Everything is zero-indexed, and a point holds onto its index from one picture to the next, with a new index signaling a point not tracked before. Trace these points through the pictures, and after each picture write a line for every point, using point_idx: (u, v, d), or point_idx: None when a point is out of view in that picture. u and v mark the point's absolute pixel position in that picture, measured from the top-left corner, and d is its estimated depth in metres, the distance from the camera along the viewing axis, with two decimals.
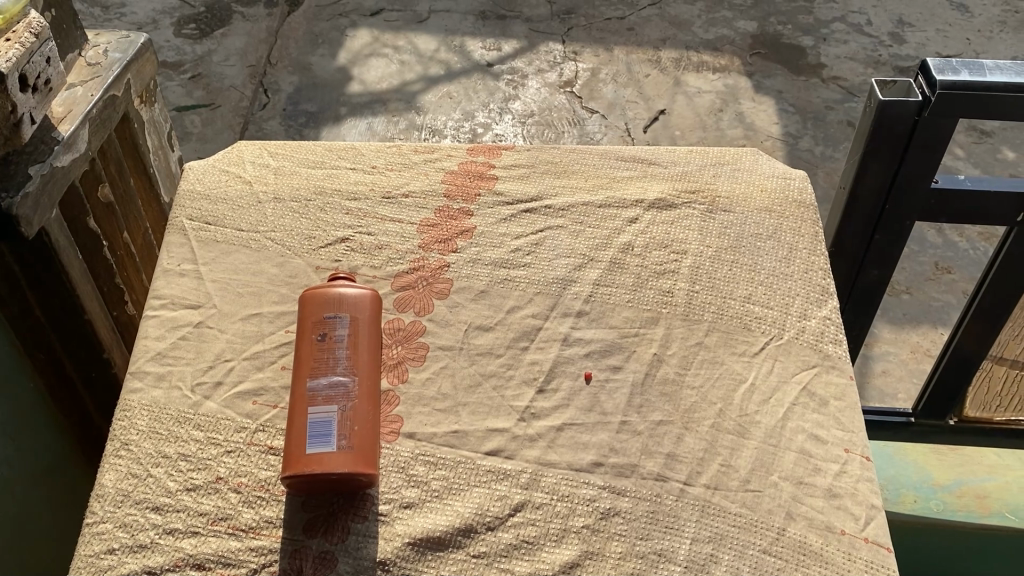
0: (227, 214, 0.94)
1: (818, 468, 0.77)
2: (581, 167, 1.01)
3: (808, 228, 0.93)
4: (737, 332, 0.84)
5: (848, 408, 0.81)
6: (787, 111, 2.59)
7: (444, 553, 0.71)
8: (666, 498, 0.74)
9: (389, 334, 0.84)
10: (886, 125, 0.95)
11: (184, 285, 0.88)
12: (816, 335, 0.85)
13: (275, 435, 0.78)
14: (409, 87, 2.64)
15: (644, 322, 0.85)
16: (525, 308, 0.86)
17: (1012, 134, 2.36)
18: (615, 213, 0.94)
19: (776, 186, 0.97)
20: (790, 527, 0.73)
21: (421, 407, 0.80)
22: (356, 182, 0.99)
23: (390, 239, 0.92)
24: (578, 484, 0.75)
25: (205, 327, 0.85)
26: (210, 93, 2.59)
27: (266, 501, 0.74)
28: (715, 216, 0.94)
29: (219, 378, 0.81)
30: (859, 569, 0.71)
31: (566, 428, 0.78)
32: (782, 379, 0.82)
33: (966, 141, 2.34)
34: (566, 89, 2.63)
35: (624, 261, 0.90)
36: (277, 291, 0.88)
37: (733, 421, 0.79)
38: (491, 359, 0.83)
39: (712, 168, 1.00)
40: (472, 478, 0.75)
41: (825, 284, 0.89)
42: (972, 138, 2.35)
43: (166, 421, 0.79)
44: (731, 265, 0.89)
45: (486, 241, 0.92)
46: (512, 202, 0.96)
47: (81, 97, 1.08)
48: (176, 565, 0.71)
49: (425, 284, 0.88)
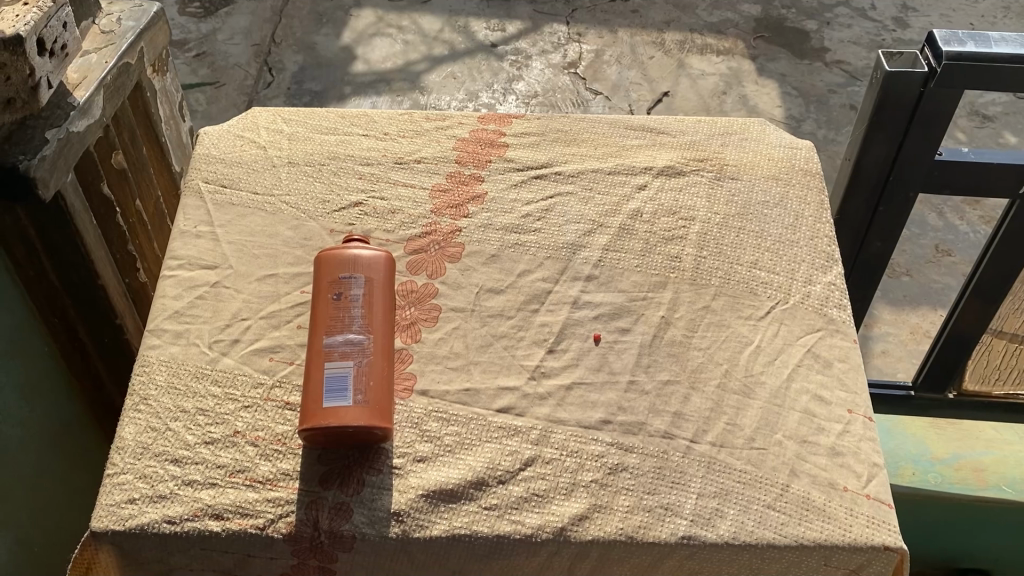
0: (242, 178, 0.96)
1: (822, 427, 0.78)
2: (591, 135, 1.02)
3: (814, 196, 0.95)
4: (743, 297, 0.86)
5: (851, 370, 0.82)
6: (790, 94, 2.60)
7: (456, 505, 0.73)
8: (673, 454, 0.76)
9: (402, 295, 0.86)
10: (891, 96, 0.96)
11: (200, 246, 0.90)
12: (820, 299, 0.86)
13: (291, 391, 0.80)
14: (414, 67, 2.65)
15: (652, 286, 0.87)
16: (535, 272, 0.88)
17: (1014, 118, 2.37)
18: (624, 180, 0.96)
19: (783, 156, 0.99)
20: (794, 484, 0.75)
21: (434, 365, 0.81)
22: (368, 148, 1.00)
23: (403, 204, 0.94)
24: (587, 441, 0.77)
25: (222, 286, 0.87)
26: (215, 72, 2.60)
27: (282, 454, 0.76)
28: (723, 184, 0.95)
29: (236, 336, 0.83)
30: (861, 525, 0.73)
31: (575, 386, 0.80)
32: (787, 341, 0.83)
33: (967, 125, 2.35)
34: (570, 70, 2.64)
35: (632, 227, 0.91)
36: (292, 253, 0.89)
37: (739, 382, 0.81)
38: (502, 321, 0.85)
39: (720, 138, 1.01)
40: (484, 434, 0.77)
41: (830, 251, 0.90)
42: (973, 122, 2.37)
43: (184, 376, 0.81)
44: (738, 231, 0.91)
45: (497, 206, 0.93)
46: (523, 168, 0.97)
47: (96, 64, 1.09)
48: (195, 515, 0.73)
49: (437, 248, 0.90)
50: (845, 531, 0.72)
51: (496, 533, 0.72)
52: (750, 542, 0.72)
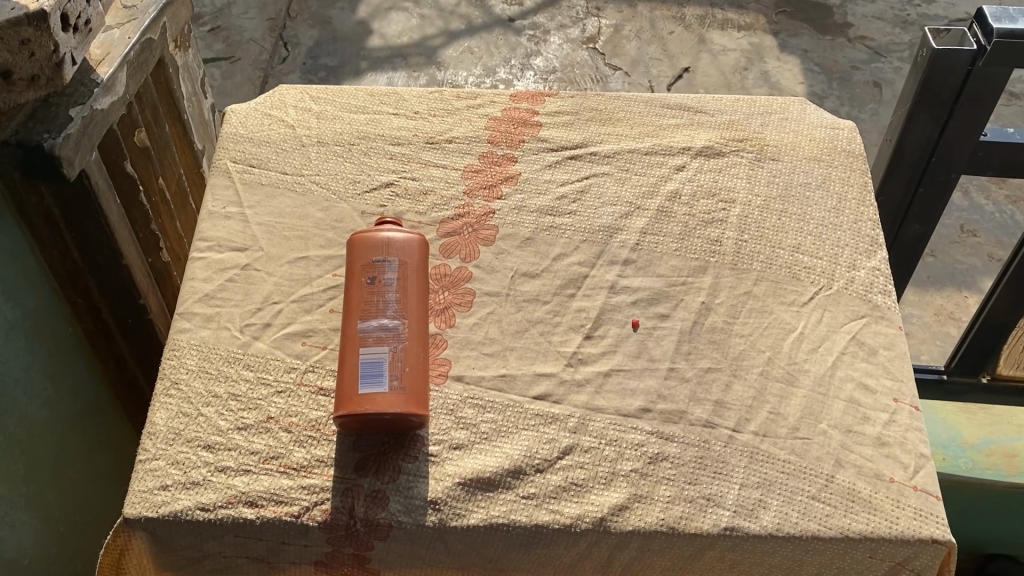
0: (271, 158, 0.94)
1: (867, 417, 0.76)
2: (627, 113, 0.99)
3: (857, 178, 0.92)
4: (786, 282, 0.84)
5: (897, 358, 0.80)
6: (814, 71, 2.55)
7: (493, 493, 0.72)
8: (714, 444, 0.74)
9: (435, 279, 0.84)
10: (937, 75, 0.94)
11: (229, 227, 0.88)
12: (865, 285, 0.84)
13: (325, 376, 0.78)
14: (431, 42, 2.61)
15: (692, 270, 0.85)
16: (571, 255, 0.86)
17: None
18: (661, 161, 0.93)
19: (824, 136, 0.96)
20: (839, 475, 0.73)
21: (469, 350, 0.80)
22: (398, 127, 0.98)
23: (435, 185, 0.92)
24: (626, 429, 0.75)
25: (252, 269, 0.85)
26: (230, 46, 2.57)
27: (317, 440, 0.75)
28: (764, 165, 0.93)
29: (268, 320, 0.82)
30: (908, 517, 0.71)
31: (614, 373, 0.78)
32: (831, 328, 0.81)
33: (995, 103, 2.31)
34: (589, 45, 2.60)
35: (671, 209, 0.89)
36: (323, 235, 0.87)
37: (782, 369, 0.79)
38: (537, 306, 0.83)
39: (759, 117, 0.98)
40: (521, 421, 0.76)
41: (874, 236, 0.87)
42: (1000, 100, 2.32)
43: (215, 361, 0.79)
44: (780, 214, 0.88)
45: (531, 188, 0.91)
46: (557, 148, 0.95)
47: (119, 39, 1.07)
48: (229, 502, 0.72)
49: (470, 231, 0.87)
50: (892, 523, 0.70)
51: (535, 522, 0.71)
52: (795, 534, 0.70)
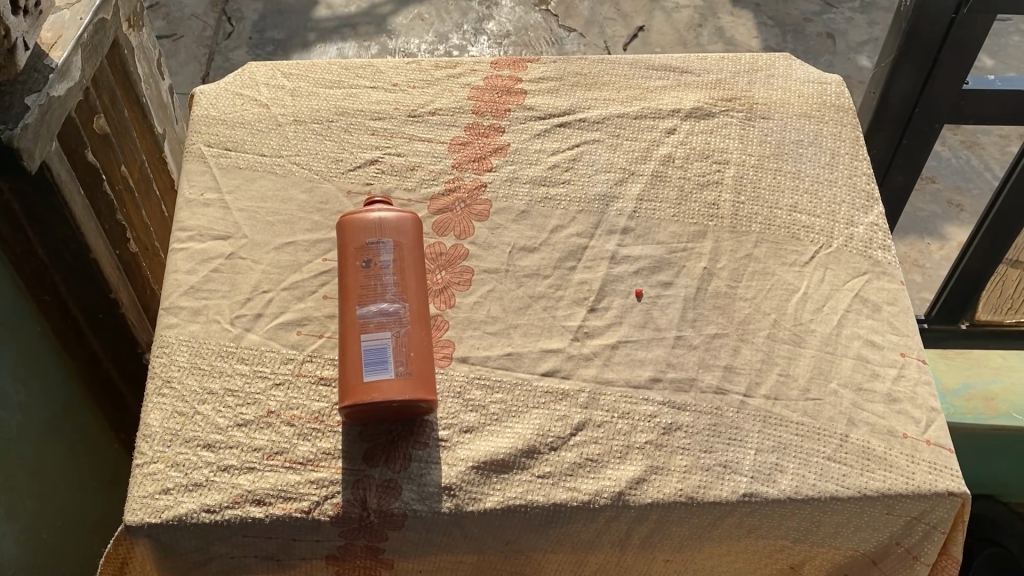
0: (246, 140, 0.88)
1: (876, 373, 0.76)
2: (612, 77, 0.96)
3: (849, 132, 0.90)
4: (786, 242, 0.82)
5: (902, 313, 0.79)
6: (767, 24, 2.54)
7: (508, 475, 0.70)
8: (726, 410, 0.74)
9: (431, 258, 0.81)
10: (922, 25, 0.93)
11: (209, 215, 0.83)
12: (865, 241, 0.83)
13: (324, 366, 0.76)
14: (379, 9, 2.54)
15: (692, 235, 0.83)
16: (568, 227, 0.84)
17: None
18: (651, 124, 0.91)
19: (813, 92, 0.93)
20: (853, 434, 0.73)
21: (472, 330, 0.77)
22: (378, 101, 0.93)
23: (422, 160, 0.88)
24: (638, 401, 0.74)
25: (237, 258, 0.81)
26: (172, 23, 2.48)
27: (321, 433, 0.72)
28: (755, 124, 0.91)
29: (259, 310, 0.78)
30: (923, 471, 0.71)
31: (621, 345, 0.77)
32: (835, 286, 0.80)
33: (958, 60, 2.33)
34: (542, 7, 2.55)
35: (665, 173, 0.87)
36: (309, 218, 0.83)
37: (789, 331, 0.78)
38: (538, 281, 0.81)
39: (746, 75, 0.96)
40: (531, 400, 0.74)
41: (870, 190, 0.86)
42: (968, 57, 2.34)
43: (207, 356, 0.76)
44: (775, 173, 0.86)
45: (522, 159, 0.88)
46: (544, 117, 0.92)
47: (70, 21, 1.01)
48: (235, 501, 0.69)
49: (463, 206, 0.84)
50: (908, 479, 0.70)
51: (553, 502, 0.69)
52: (813, 495, 0.70)
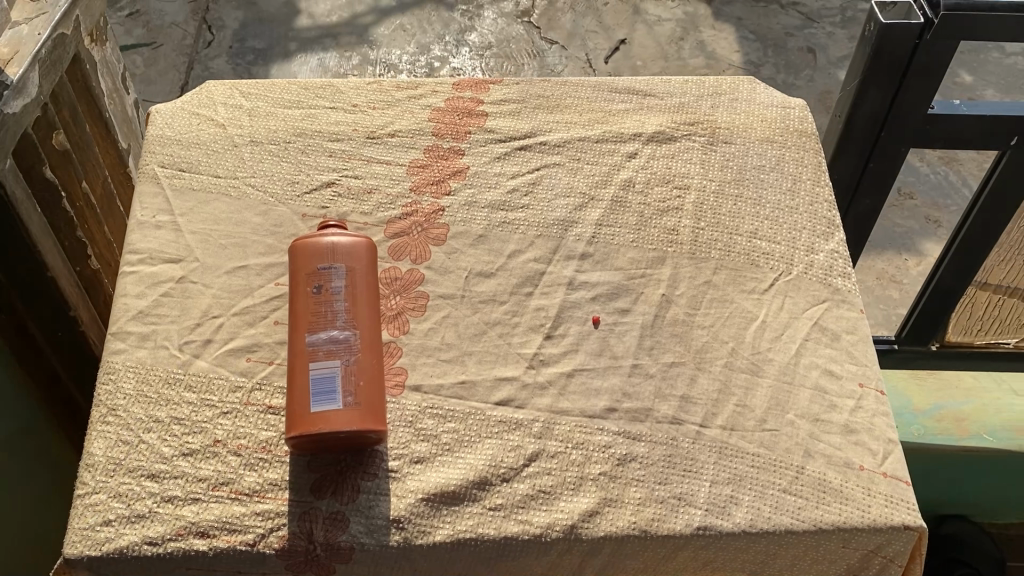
0: (201, 160, 0.87)
1: (834, 404, 0.75)
2: (575, 100, 0.95)
3: (811, 157, 0.90)
4: (745, 269, 0.81)
5: (860, 342, 0.79)
6: (748, 38, 2.55)
7: (459, 507, 0.69)
8: (682, 441, 0.72)
9: (386, 283, 0.80)
10: (887, 49, 0.92)
11: (161, 238, 0.82)
12: (825, 268, 0.82)
13: (273, 394, 0.74)
14: (361, 20, 2.53)
15: (651, 261, 0.82)
16: (526, 252, 0.83)
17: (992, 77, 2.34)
18: (613, 148, 0.90)
19: (777, 117, 0.93)
20: (809, 465, 0.72)
21: (426, 358, 0.76)
22: (336, 122, 0.91)
23: (379, 183, 0.86)
24: (592, 431, 0.73)
25: (188, 281, 0.79)
26: (151, 31, 2.46)
27: (268, 463, 0.71)
28: (717, 148, 0.90)
29: (209, 336, 0.77)
30: (879, 504, 0.70)
31: (577, 374, 0.76)
32: (793, 315, 0.79)
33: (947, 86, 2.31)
34: (524, 19, 2.55)
35: (625, 198, 0.86)
36: (262, 241, 0.82)
37: (747, 360, 0.77)
38: (494, 307, 0.79)
39: (709, 99, 0.95)
40: (484, 430, 0.73)
41: (831, 217, 0.85)
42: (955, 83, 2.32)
43: (154, 383, 0.74)
44: (736, 199, 0.86)
45: (481, 182, 0.87)
46: (504, 139, 0.91)
47: (28, 36, 0.99)
48: (178, 534, 0.67)
49: (420, 231, 0.83)
50: (863, 512, 0.70)
51: (503, 535, 0.68)
52: (768, 528, 0.69)
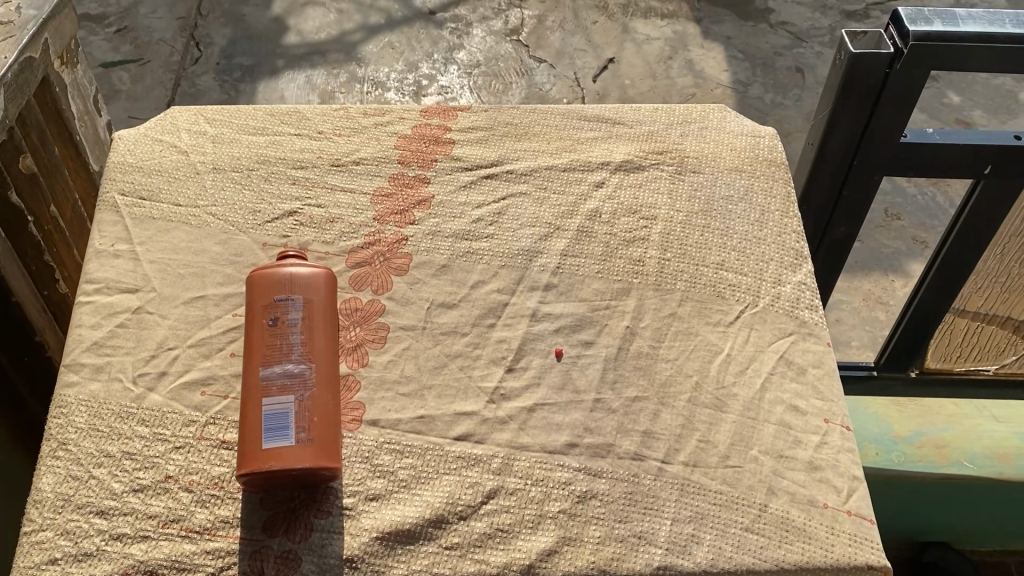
0: (162, 189, 0.86)
1: (798, 440, 0.74)
2: (544, 127, 0.95)
3: (780, 188, 0.89)
4: (711, 301, 0.80)
5: (826, 376, 0.78)
6: (736, 58, 2.55)
7: (414, 546, 0.68)
8: (644, 477, 0.71)
9: (346, 315, 0.79)
10: (857, 79, 0.91)
11: (119, 267, 0.81)
12: (792, 300, 0.81)
13: (227, 428, 0.73)
14: (350, 37, 2.53)
15: (616, 293, 0.81)
16: (490, 282, 0.81)
17: (979, 98, 2.34)
18: (580, 177, 0.89)
19: (746, 145, 0.92)
20: (772, 503, 0.70)
21: (384, 391, 0.75)
22: (301, 149, 0.91)
23: (343, 212, 0.85)
24: (553, 467, 0.71)
25: (145, 312, 0.78)
26: (139, 48, 2.46)
27: (220, 499, 0.69)
28: (685, 178, 0.89)
29: (163, 368, 0.75)
30: (843, 544, 0.69)
31: (538, 409, 0.74)
32: (758, 348, 0.78)
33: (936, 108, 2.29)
34: (513, 37, 2.55)
35: (592, 228, 0.85)
36: (222, 271, 0.81)
37: (711, 395, 0.75)
38: (456, 339, 0.78)
39: (679, 127, 0.94)
40: (441, 465, 0.71)
41: (799, 248, 0.84)
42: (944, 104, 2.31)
43: (106, 417, 0.73)
44: (703, 230, 0.85)
45: (446, 211, 0.86)
46: (471, 167, 0.90)
47: None
48: (126, 573, 0.66)
49: (382, 260, 0.82)
50: (827, 552, 0.68)
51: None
52: (729, 568, 0.67)
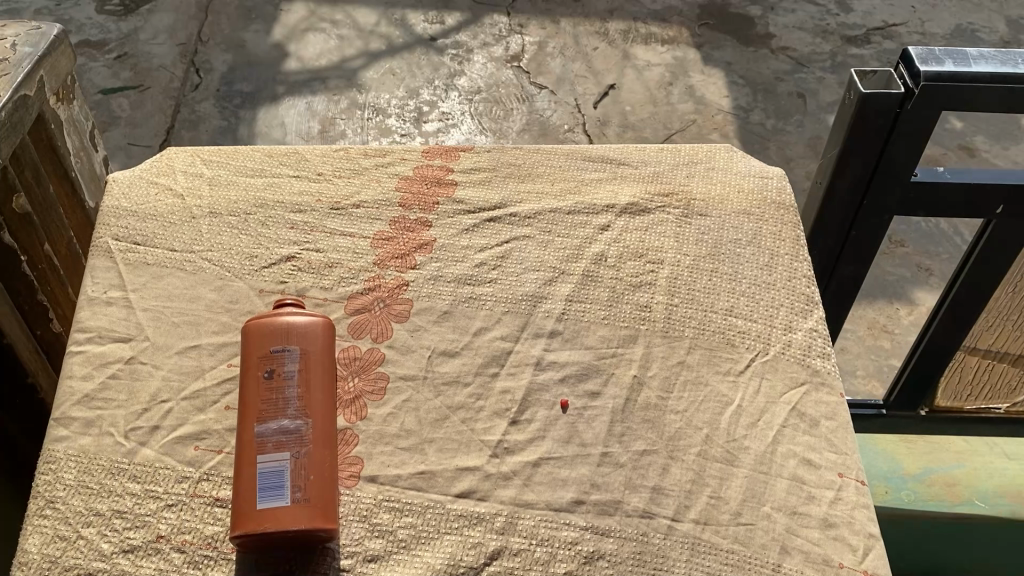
0: (157, 233, 0.84)
1: (812, 496, 0.71)
2: (547, 168, 0.93)
3: (789, 231, 0.87)
4: (720, 349, 0.78)
5: (840, 428, 0.75)
6: (737, 83, 2.54)
7: None
8: (653, 537, 0.68)
9: (344, 365, 0.77)
10: (868, 118, 0.89)
11: (112, 315, 0.79)
12: (803, 348, 0.79)
13: (221, 485, 0.70)
14: (350, 63, 2.52)
15: (622, 340, 0.79)
16: (492, 329, 0.79)
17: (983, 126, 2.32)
18: (585, 220, 0.87)
19: (754, 187, 0.90)
20: (786, 563, 0.68)
21: (383, 446, 0.72)
22: (300, 192, 0.89)
23: (342, 256, 0.84)
24: (558, 526, 0.68)
25: (138, 362, 0.76)
26: (138, 74, 2.44)
27: (213, 561, 0.66)
28: (692, 220, 0.87)
29: (156, 422, 0.73)
30: None
31: (543, 463, 0.71)
32: (769, 399, 0.76)
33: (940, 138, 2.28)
34: (513, 64, 2.54)
35: (597, 273, 0.83)
36: (217, 319, 0.79)
37: (721, 448, 0.73)
38: (458, 390, 0.76)
39: (685, 167, 0.93)
40: (443, 525, 0.68)
41: (809, 294, 0.82)
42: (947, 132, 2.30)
43: (96, 473, 0.70)
44: (711, 275, 0.83)
45: (448, 255, 0.84)
46: (473, 210, 0.88)
47: None
48: None
49: (382, 307, 0.80)
50: None
51: None
52: None
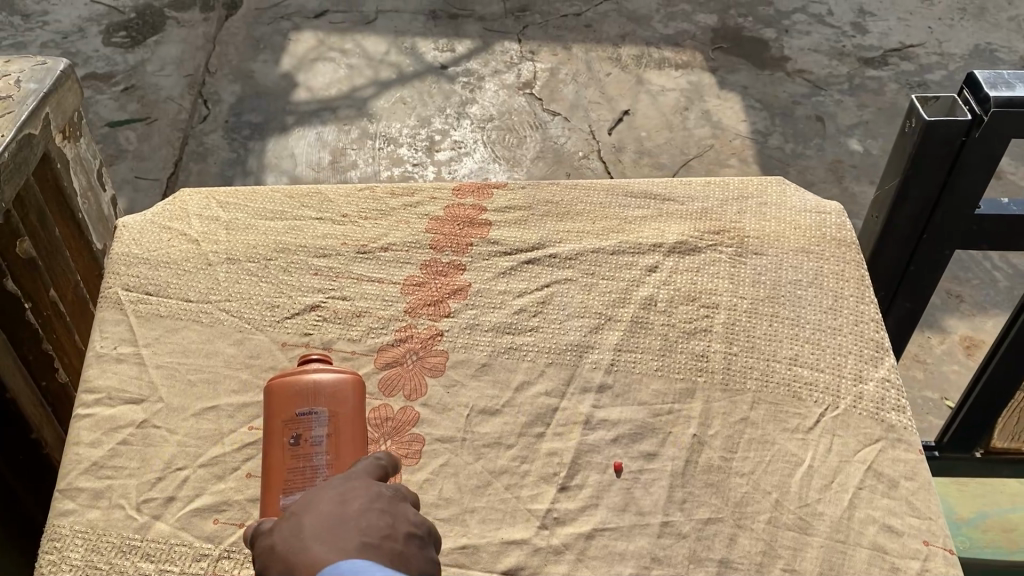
0: (171, 282, 0.79)
1: (896, 567, 0.63)
2: (586, 206, 0.87)
3: (852, 270, 0.80)
4: (785, 403, 0.72)
5: (922, 489, 0.67)
6: (754, 107, 2.49)
7: None
8: None
9: (375, 425, 0.70)
10: (930, 148, 0.84)
11: (122, 373, 0.73)
12: (876, 401, 0.72)
13: (242, 564, 0.63)
14: (360, 93, 2.48)
15: (678, 395, 0.72)
16: (536, 384, 0.73)
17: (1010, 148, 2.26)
18: (631, 261, 0.81)
19: (811, 223, 0.84)
20: None
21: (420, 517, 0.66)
22: (324, 235, 0.83)
23: (371, 304, 0.78)
24: None
25: (151, 426, 0.70)
26: (145, 106, 2.40)
27: None
28: (746, 260, 0.81)
29: (171, 493, 0.66)
30: None
31: (597, 535, 0.65)
32: (843, 459, 0.69)
33: None
34: (526, 91, 2.49)
35: (647, 319, 0.77)
36: (237, 376, 0.72)
37: (793, 515, 0.66)
38: (500, 452, 0.69)
39: (735, 203, 0.87)
40: None
41: (879, 339, 0.76)
42: None
43: (106, 552, 0.63)
44: (770, 320, 0.76)
45: (484, 302, 0.78)
46: (510, 252, 0.82)
47: None
48: None
49: (415, 360, 0.74)
50: None
51: None
52: None
